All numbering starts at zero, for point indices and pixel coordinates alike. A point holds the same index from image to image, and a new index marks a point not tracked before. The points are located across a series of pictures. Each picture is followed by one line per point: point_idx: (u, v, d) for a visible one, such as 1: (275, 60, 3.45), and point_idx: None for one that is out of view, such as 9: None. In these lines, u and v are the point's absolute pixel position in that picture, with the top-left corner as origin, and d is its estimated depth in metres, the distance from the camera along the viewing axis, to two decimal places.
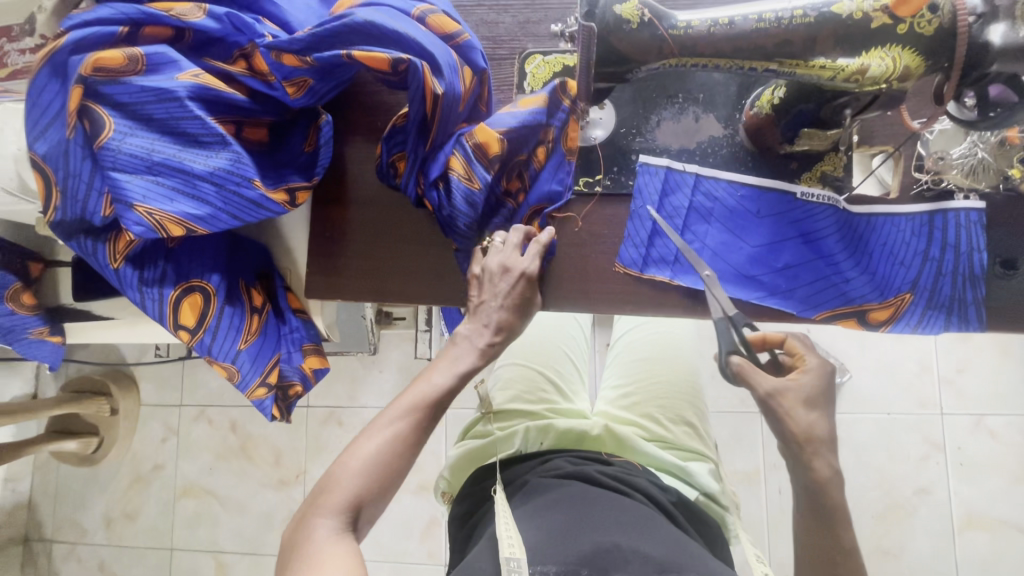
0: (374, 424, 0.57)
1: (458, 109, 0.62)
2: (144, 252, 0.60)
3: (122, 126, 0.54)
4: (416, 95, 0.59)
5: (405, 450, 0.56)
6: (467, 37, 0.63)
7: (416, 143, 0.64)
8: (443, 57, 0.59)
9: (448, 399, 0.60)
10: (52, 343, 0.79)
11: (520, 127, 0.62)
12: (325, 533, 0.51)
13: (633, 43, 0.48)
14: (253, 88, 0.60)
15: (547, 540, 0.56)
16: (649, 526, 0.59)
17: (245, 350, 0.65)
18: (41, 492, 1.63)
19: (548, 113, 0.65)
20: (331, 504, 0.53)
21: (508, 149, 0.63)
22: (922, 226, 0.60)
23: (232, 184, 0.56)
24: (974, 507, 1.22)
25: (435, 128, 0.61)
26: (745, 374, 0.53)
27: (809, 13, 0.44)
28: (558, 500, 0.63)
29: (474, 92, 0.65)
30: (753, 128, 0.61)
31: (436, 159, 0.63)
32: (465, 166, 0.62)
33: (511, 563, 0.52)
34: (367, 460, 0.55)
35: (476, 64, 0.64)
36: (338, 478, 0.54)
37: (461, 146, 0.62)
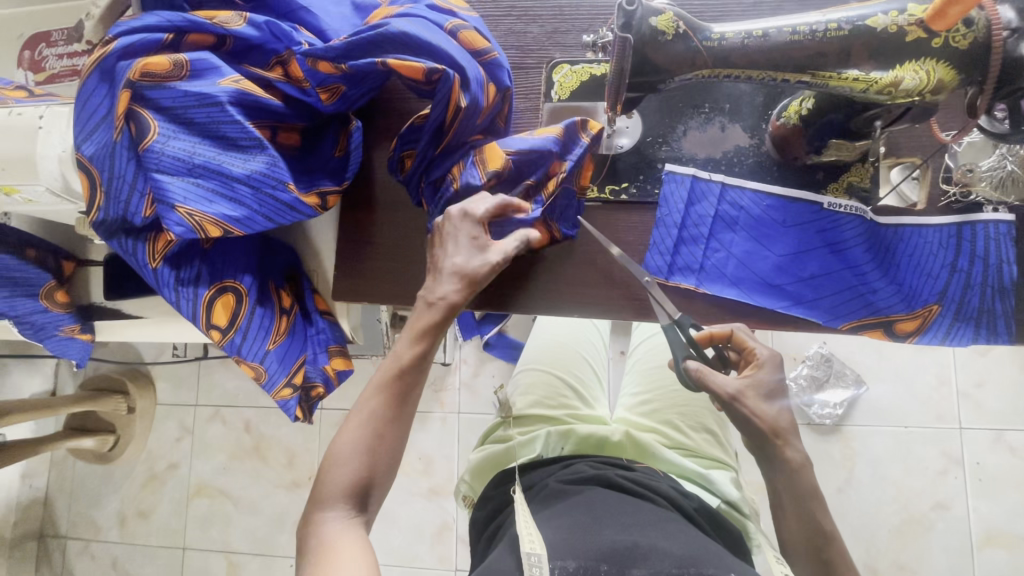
0: (354, 412, 0.57)
1: (477, 121, 0.63)
2: (181, 252, 0.61)
3: (166, 130, 0.55)
4: (439, 102, 0.59)
5: (384, 431, 0.57)
6: (496, 55, 0.64)
7: (426, 147, 0.64)
8: (471, 70, 0.60)
9: (419, 368, 0.58)
10: (81, 341, 0.81)
11: (528, 152, 0.62)
12: (333, 525, 0.54)
13: (668, 54, 0.49)
14: (287, 94, 0.61)
15: (566, 538, 0.57)
16: (673, 528, 0.59)
17: (273, 350, 0.67)
18: (57, 488, 1.65)
19: (563, 147, 0.63)
20: (330, 498, 0.55)
21: (513, 171, 0.63)
22: (949, 237, 0.60)
23: (268, 187, 0.57)
24: (993, 523, 1.20)
25: (451, 135, 0.62)
26: (706, 379, 0.58)
27: (843, 26, 0.45)
28: (578, 502, 0.63)
29: (495, 107, 0.66)
30: (780, 138, 0.62)
31: (442, 164, 0.65)
32: (461, 168, 0.63)
33: (531, 558, 0.54)
34: (354, 446, 0.56)
35: (501, 81, 0.65)
36: (331, 468, 0.55)
37: (467, 155, 0.63)
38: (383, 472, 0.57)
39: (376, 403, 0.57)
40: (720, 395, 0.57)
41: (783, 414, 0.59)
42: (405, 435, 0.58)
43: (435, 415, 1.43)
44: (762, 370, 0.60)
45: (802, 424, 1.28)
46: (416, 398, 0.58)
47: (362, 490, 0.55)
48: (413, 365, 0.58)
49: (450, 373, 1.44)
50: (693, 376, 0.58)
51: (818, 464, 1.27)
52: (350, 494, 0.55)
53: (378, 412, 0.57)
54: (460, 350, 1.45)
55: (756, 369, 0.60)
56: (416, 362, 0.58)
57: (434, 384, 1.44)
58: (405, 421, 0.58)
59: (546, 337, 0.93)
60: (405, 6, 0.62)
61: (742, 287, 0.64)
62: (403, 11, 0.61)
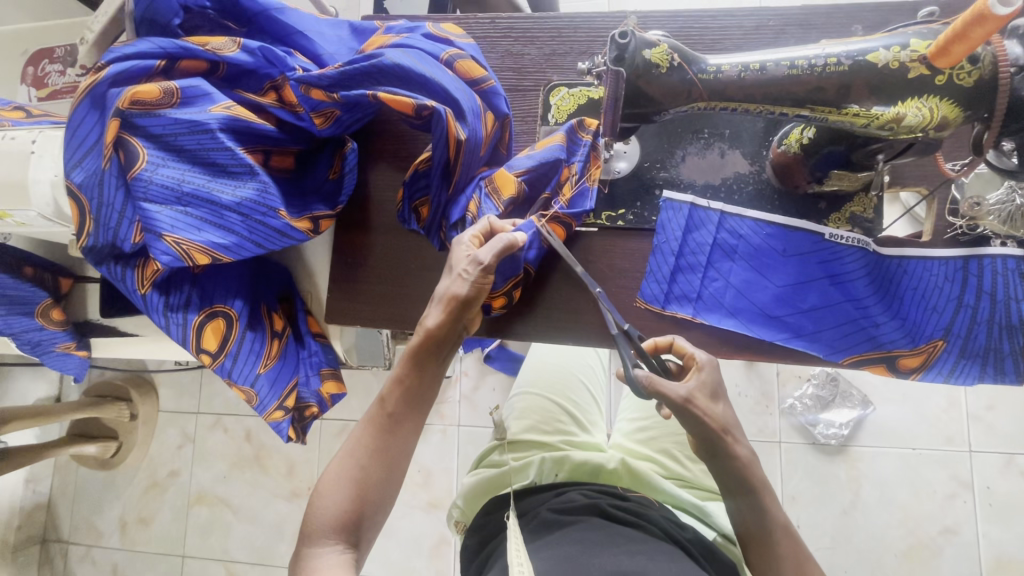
0: (345, 445, 0.58)
1: (480, 153, 0.64)
2: (170, 278, 0.61)
3: (156, 157, 0.55)
4: (439, 140, 0.60)
5: (371, 462, 0.56)
6: (492, 83, 0.65)
7: (438, 189, 0.65)
8: (467, 102, 0.60)
9: (407, 399, 0.58)
10: (78, 357, 0.82)
11: (538, 165, 0.63)
12: (322, 559, 0.53)
13: (663, 86, 0.47)
14: (281, 119, 0.61)
15: (556, 570, 0.55)
16: (665, 560, 0.58)
17: (264, 373, 0.66)
18: (60, 493, 1.66)
19: (568, 150, 0.66)
20: (317, 529, 0.54)
21: (528, 187, 0.64)
22: (956, 271, 0.58)
23: (258, 214, 0.57)
24: (1003, 550, 1.17)
25: (459, 173, 0.63)
26: (658, 385, 0.51)
27: (843, 61, 0.44)
28: (568, 534, 0.62)
29: (495, 136, 0.66)
30: (780, 166, 0.60)
31: (457, 203, 0.65)
32: (477, 204, 0.64)
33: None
34: (343, 476, 0.55)
35: (498, 109, 0.65)
36: (320, 501, 0.55)
37: (479, 189, 0.65)
38: (374, 505, 0.56)
39: (366, 432, 0.57)
40: (673, 401, 0.51)
41: (727, 412, 0.55)
42: (398, 466, 0.57)
43: (435, 428, 1.42)
44: (704, 372, 0.54)
45: (806, 443, 1.26)
46: (408, 427, 0.58)
47: (350, 523, 0.54)
48: (403, 394, 0.57)
49: (450, 386, 1.43)
50: (643, 385, 0.51)
51: (823, 485, 1.24)
52: (339, 527, 0.54)
53: (368, 442, 0.57)
54: (460, 363, 1.43)
55: (698, 373, 0.54)
56: (405, 390, 0.57)
57: None
58: (396, 452, 0.57)
59: (542, 359, 0.91)
60: (400, 36, 0.63)
61: (740, 318, 0.62)
62: (398, 41, 0.62)
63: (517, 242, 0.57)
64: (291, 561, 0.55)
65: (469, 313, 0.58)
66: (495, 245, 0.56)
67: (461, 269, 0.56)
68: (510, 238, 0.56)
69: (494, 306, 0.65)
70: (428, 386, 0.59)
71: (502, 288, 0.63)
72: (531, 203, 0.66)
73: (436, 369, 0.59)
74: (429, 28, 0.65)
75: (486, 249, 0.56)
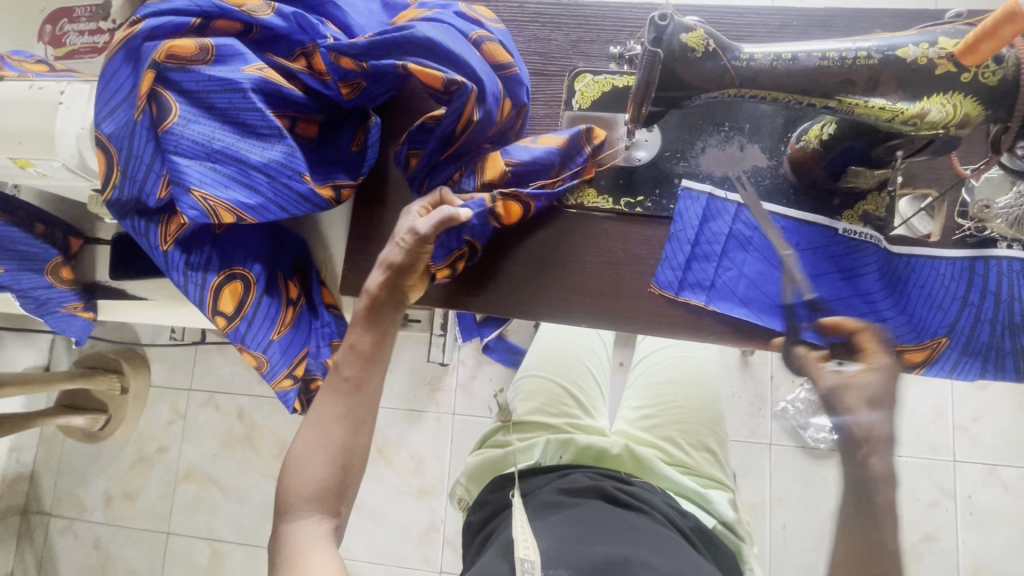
0: (308, 418, 0.57)
1: (488, 134, 0.65)
2: (192, 236, 0.61)
3: (187, 113, 0.55)
4: (451, 112, 0.61)
5: (337, 428, 0.56)
6: (517, 71, 0.66)
7: (432, 152, 0.65)
8: (489, 85, 0.61)
9: (359, 361, 0.58)
10: (82, 319, 0.81)
11: (530, 161, 0.64)
12: (303, 527, 0.53)
13: (696, 71, 0.48)
14: (308, 86, 0.62)
15: (558, 549, 0.56)
16: (666, 544, 0.59)
17: (277, 340, 0.66)
18: (44, 464, 1.64)
19: (566, 155, 0.66)
20: (295, 502, 0.54)
21: (513, 179, 0.65)
22: (962, 270, 0.60)
23: (284, 177, 0.57)
24: (981, 558, 1.20)
25: (457, 145, 0.64)
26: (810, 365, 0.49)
27: (873, 55, 0.45)
28: (570, 515, 0.63)
29: (509, 122, 0.68)
30: (798, 161, 0.62)
31: (445, 168, 0.67)
32: (461, 175, 0.66)
33: (525, 562, 0.53)
34: (311, 446, 0.55)
35: (519, 98, 0.67)
36: (291, 477, 0.55)
37: (470, 162, 0.66)
38: (346, 472, 0.55)
39: (326, 400, 0.57)
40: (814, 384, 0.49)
41: None
42: (365, 430, 0.57)
43: (430, 415, 1.43)
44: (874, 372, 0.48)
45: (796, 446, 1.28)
46: (369, 391, 0.58)
47: (326, 492, 0.54)
48: (360, 358, 0.58)
49: (447, 373, 1.44)
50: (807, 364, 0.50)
51: None
52: (315, 496, 0.54)
53: (329, 408, 0.56)
54: (459, 351, 1.44)
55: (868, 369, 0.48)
56: (360, 353, 0.58)
57: (430, 383, 1.44)
58: (358, 415, 0.57)
59: (550, 343, 0.92)
60: (432, 11, 0.64)
61: (751, 307, 0.64)
62: (429, 15, 0.63)
63: (455, 213, 0.58)
64: (270, 540, 0.55)
65: (411, 277, 0.60)
66: (434, 215, 0.59)
67: (401, 237, 0.59)
68: (448, 208, 0.58)
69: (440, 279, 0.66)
70: (382, 347, 0.59)
71: (444, 261, 0.65)
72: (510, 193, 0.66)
73: (388, 332, 0.60)
74: (461, 7, 0.66)
75: (424, 219, 0.59)
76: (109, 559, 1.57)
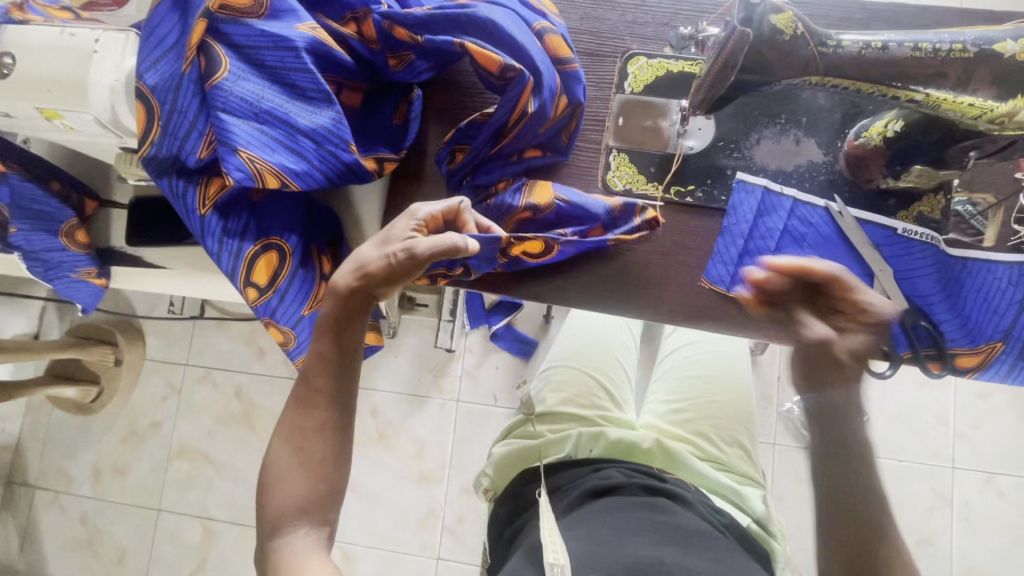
0: (280, 430, 0.53)
1: (538, 130, 0.62)
2: (231, 202, 0.59)
3: (236, 68, 0.53)
4: (507, 102, 0.59)
5: (317, 440, 0.53)
6: (576, 67, 0.63)
7: (482, 145, 0.63)
8: (547, 74, 0.59)
9: (330, 369, 0.54)
10: (93, 285, 0.77)
11: (577, 207, 0.64)
12: (293, 543, 0.50)
13: (784, 54, 0.46)
14: (356, 52, 0.59)
15: (590, 552, 0.55)
16: (700, 542, 0.58)
17: (308, 317, 0.63)
18: (30, 435, 1.58)
19: (611, 218, 0.65)
20: (280, 518, 0.51)
21: (554, 215, 0.64)
22: (1020, 275, 0.60)
23: (331, 145, 0.54)
24: (974, 563, 1.19)
25: (510, 138, 0.62)
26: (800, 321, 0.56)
27: (970, 47, 0.44)
28: (601, 512, 0.62)
29: (562, 120, 0.65)
30: (855, 158, 0.61)
31: (490, 169, 0.65)
32: (507, 186, 0.64)
33: (555, 568, 0.53)
34: (290, 460, 0.52)
35: (575, 96, 0.64)
36: (272, 493, 0.52)
37: (518, 180, 0.65)
38: (331, 482, 0.53)
39: (298, 411, 0.53)
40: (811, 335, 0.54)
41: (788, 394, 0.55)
42: (342, 440, 0.54)
43: (434, 400, 1.40)
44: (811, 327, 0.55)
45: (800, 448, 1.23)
46: (344, 400, 0.54)
47: (312, 505, 0.51)
48: (329, 370, 0.54)
49: (453, 360, 1.41)
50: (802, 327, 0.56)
51: None
52: (304, 511, 0.51)
53: (303, 421, 0.53)
54: (466, 338, 1.41)
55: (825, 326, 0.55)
56: (328, 364, 0.54)
57: (435, 368, 1.41)
58: (335, 426, 0.53)
59: (577, 333, 0.90)
60: None
61: None
62: None
63: (461, 243, 0.52)
64: (258, 558, 0.51)
65: (390, 290, 0.55)
66: (437, 239, 0.52)
67: (392, 252, 0.52)
68: (455, 235, 0.52)
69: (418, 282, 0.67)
70: (352, 355, 0.55)
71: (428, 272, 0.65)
72: (542, 229, 0.65)
73: (358, 340, 0.55)
74: None
75: (425, 239, 0.52)
76: (96, 534, 1.53)
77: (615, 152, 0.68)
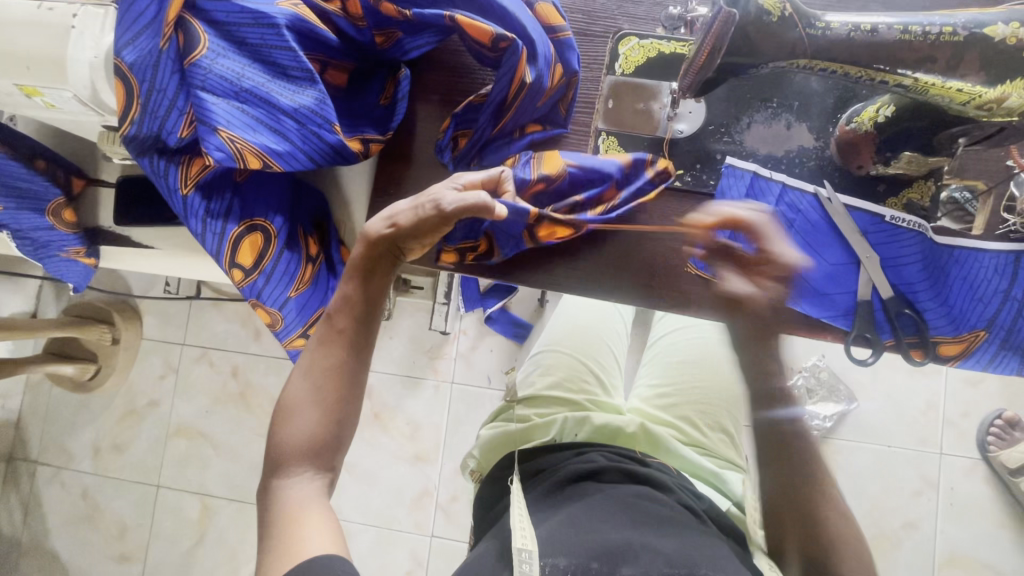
0: (296, 368, 0.52)
1: (537, 102, 0.62)
2: (213, 182, 0.58)
3: (216, 46, 0.52)
4: (504, 74, 0.58)
5: (333, 381, 0.51)
6: (568, 35, 0.62)
7: (485, 124, 0.63)
8: (541, 46, 0.58)
9: (353, 310, 0.53)
10: (83, 264, 0.78)
11: (586, 169, 0.63)
12: (295, 486, 0.49)
13: (771, 36, 0.46)
14: (342, 29, 0.57)
15: (563, 533, 0.57)
16: (668, 525, 0.59)
17: (294, 298, 0.63)
18: (31, 411, 1.60)
19: (622, 176, 0.64)
20: (286, 457, 0.49)
21: (567, 182, 0.63)
22: (1006, 264, 0.60)
23: (314, 125, 0.54)
24: (958, 546, 1.19)
25: (511, 115, 0.61)
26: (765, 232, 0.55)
27: (960, 31, 0.43)
28: (578, 500, 0.63)
29: (559, 92, 0.64)
30: (847, 142, 0.60)
31: (500, 146, 0.64)
32: (516, 162, 0.62)
33: (522, 554, 0.52)
34: (304, 398, 0.50)
35: (570, 64, 0.62)
36: (282, 431, 0.50)
37: (525, 152, 0.64)
38: (342, 425, 0.51)
39: (317, 349, 0.52)
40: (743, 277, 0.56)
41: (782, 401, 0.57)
42: (358, 383, 0.52)
43: (428, 382, 1.42)
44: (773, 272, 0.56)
45: None
46: (364, 346, 0.53)
47: (322, 446, 0.50)
48: (353, 311, 0.53)
49: (448, 342, 1.42)
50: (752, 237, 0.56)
51: None
52: (310, 451, 0.50)
53: (321, 359, 0.51)
54: (461, 321, 1.42)
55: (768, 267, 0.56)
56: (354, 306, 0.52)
57: (430, 351, 1.42)
58: (351, 368, 0.52)
59: (568, 317, 0.91)
60: None
61: (789, 291, 0.63)
62: None
63: (490, 206, 0.51)
64: (257, 495, 0.51)
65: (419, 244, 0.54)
66: (465, 196, 0.51)
67: (423, 203, 0.51)
68: (483, 195, 0.51)
69: (445, 258, 0.66)
70: (377, 302, 0.54)
71: (457, 243, 0.65)
72: (558, 199, 0.64)
73: (384, 288, 0.54)
74: None
75: (453, 196, 0.51)
76: (96, 509, 1.56)
77: (605, 135, 0.67)
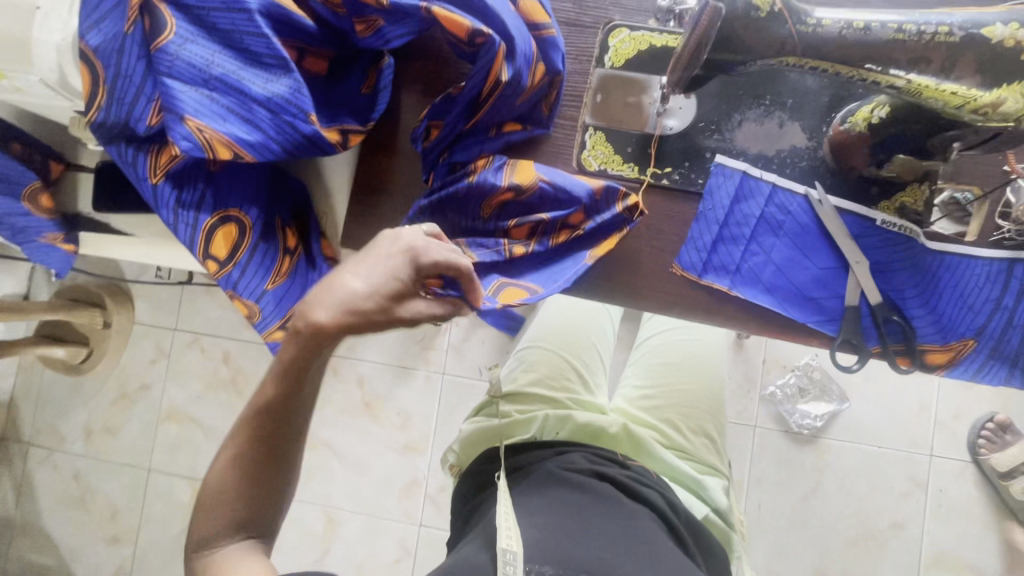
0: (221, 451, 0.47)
1: (515, 102, 0.60)
2: (184, 171, 0.57)
3: (185, 31, 0.50)
4: (478, 71, 0.57)
5: (262, 467, 0.47)
6: (552, 33, 0.60)
7: (456, 120, 0.62)
8: (522, 44, 0.56)
9: (284, 396, 0.47)
10: (63, 251, 0.74)
11: (559, 189, 0.60)
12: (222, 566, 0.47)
13: (762, 33, 0.44)
14: (320, 15, 0.55)
15: (547, 541, 0.56)
16: (650, 550, 0.58)
17: (271, 291, 0.61)
18: (23, 393, 1.61)
19: (593, 204, 0.60)
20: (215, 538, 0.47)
21: (537, 197, 0.60)
22: (998, 272, 0.59)
23: (288, 114, 0.52)
24: (944, 548, 1.19)
25: (485, 110, 0.60)
26: None
27: (955, 32, 0.42)
28: (559, 501, 0.62)
29: (541, 91, 0.62)
30: (839, 143, 0.58)
31: (470, 145, 0.63)
32: (487, 164, 0.61)
33: (508, 554, 0.51)
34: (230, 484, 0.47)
35: (553, 64, 0.61)
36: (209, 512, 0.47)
37: (500, 158, 0.62)
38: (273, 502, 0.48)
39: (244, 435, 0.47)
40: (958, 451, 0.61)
41: None
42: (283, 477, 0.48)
43: (419, 373, 1.41)
44: None
45: (779, 431, 1.23)
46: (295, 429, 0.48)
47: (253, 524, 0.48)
48: (283, 397, 0.47)
49: (439, 333, 1.41)
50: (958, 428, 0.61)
51: (789, 470, 1.22)
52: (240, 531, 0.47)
53: (243, 459, 0.47)
54: None
55: None
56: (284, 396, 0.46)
57: (421, 342, 1.41)
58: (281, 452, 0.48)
59: (555, 315, 0.90)
60: None
61: (777, 295, 0.61)
62: None
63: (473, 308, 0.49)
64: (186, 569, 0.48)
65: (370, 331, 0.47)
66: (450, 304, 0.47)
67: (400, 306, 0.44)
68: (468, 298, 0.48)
69: None
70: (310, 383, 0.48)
71: None
72: (525, 213, 0.61)
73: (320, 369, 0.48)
74: None
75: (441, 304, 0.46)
76: (88, 492, 1.57)
77: (592, 130, 0.65)
